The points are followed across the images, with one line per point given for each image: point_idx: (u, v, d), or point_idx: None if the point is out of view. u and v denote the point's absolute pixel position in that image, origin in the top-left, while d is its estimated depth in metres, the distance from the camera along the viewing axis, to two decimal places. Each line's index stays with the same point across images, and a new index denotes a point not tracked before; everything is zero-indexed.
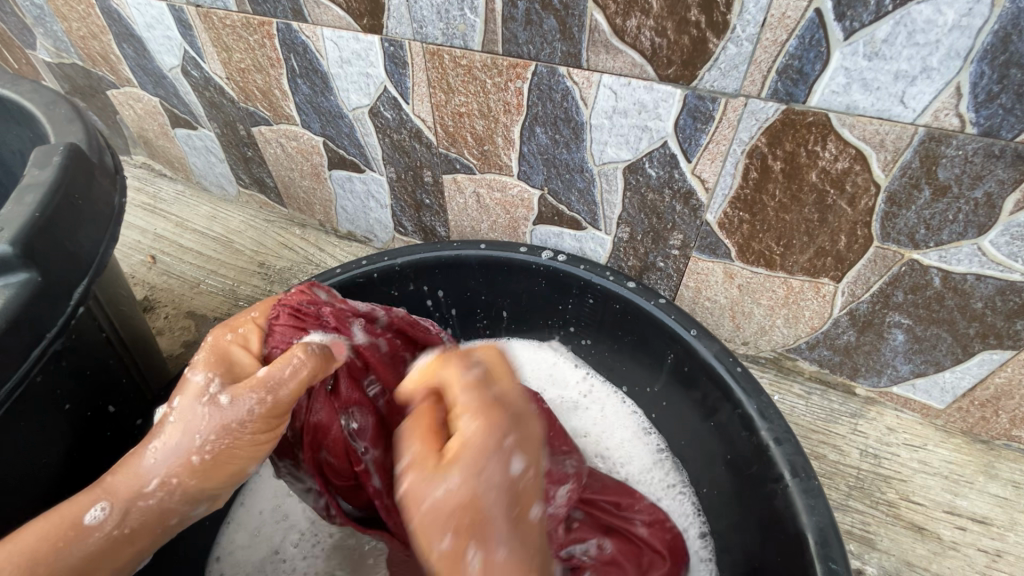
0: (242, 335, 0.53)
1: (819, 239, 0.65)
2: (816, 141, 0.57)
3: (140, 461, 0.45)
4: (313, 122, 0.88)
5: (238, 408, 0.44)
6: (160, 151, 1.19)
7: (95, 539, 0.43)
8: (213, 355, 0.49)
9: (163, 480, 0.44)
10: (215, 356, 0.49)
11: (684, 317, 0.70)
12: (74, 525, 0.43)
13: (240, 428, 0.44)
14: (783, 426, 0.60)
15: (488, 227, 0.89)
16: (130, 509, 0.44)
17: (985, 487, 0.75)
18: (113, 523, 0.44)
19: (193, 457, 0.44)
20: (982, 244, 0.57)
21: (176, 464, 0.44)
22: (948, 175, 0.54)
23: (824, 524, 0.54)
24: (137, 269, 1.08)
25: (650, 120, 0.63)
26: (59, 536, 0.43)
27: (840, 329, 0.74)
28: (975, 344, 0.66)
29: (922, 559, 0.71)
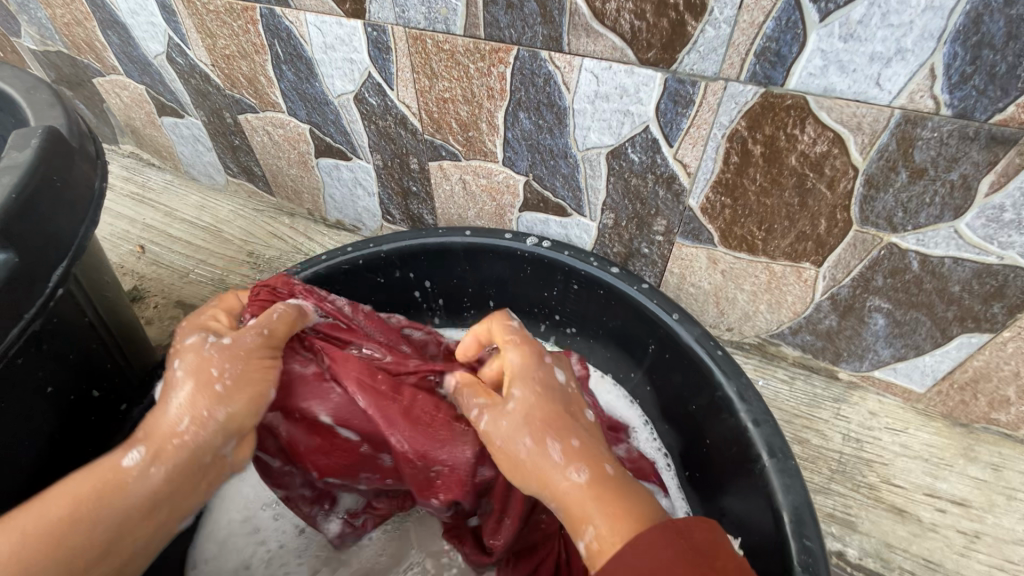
0: (212, 315, 0.56)
1: (799, 224, 0.65)
2: (795, 124, 0.57)
3: (166, 409, 0.48)
4: (299, 110, 0.88)
5: (241, 342, 0.52)
6: (148, 141, 1.18)
7: (134, 480, 0.44)
8: (192, 329, 0.53)
9: (196, 414, 0.47)
10: (193, 329, 0.53)
11: (666, 301, 0.70)
12: (112, 469, 0.44)
13: (250, 352, 0.52)
14: (761, 407, 0.61)
15: (475, 214, 0.89)
16: (165, 447, 0.46)
17: (964, 470, 0.76)
18: (151, 463, 0.45)
19: (217, 385, 0.48)
20: (959, 226, 0.58)
21: (201, 397, 0.47)
22: (924, 157, 0.55)
23: (800, 502, 0.55)
24: (125, 258, 1.08)
25: (632, 104, 0.63)
26: (97, 485, 0.43)
27: (822, 314, 0.75)
28: (954, 328, 0.67)
29: (902, 541, 0.72)
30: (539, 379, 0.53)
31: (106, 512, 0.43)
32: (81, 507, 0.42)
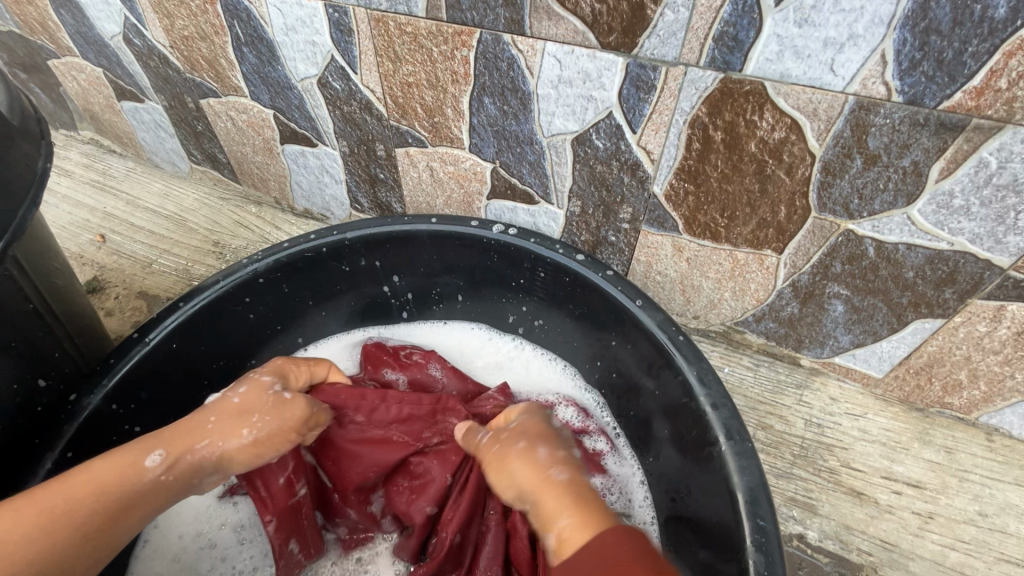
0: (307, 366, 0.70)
1: (760, 210, 0.66)
2: (753, 111, 0.58)
3: (200, 427, 0.59)
4: (262, 94, 0.86)
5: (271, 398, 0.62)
6: (108, 126, 1.14)
7: (147, 480, 0.55)
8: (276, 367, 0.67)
9: (215, 442, 0.59)
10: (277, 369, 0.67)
11: (631, 289, 0.70)
12: (136, 466, 0.55)
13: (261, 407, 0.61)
14: (721, 392, 0.62)
15: (443, 202, 0.88)
16: (180, 458, 0.57)
17: (919, 453, 0.78)
18: (163, 468, 0.56)
19: (245, 430, 0.59)
20: (911, 213, 0.59)
21: (230, 430, 0.59)
22: (877, 144, 0.55)
23: (754, 483, 0.56)
24: (84, 248, 1.04)
25: (595, 90, 0.63)
26: (119, 474, 0.54)
27: (784, 302, 0.76)
28: (908, 313, 0.69)
29: (860, 523, 0.74)
30: (538, 412, 0.63)
31: (115, 497, 0.53)
32: (102, 487, 0.53)
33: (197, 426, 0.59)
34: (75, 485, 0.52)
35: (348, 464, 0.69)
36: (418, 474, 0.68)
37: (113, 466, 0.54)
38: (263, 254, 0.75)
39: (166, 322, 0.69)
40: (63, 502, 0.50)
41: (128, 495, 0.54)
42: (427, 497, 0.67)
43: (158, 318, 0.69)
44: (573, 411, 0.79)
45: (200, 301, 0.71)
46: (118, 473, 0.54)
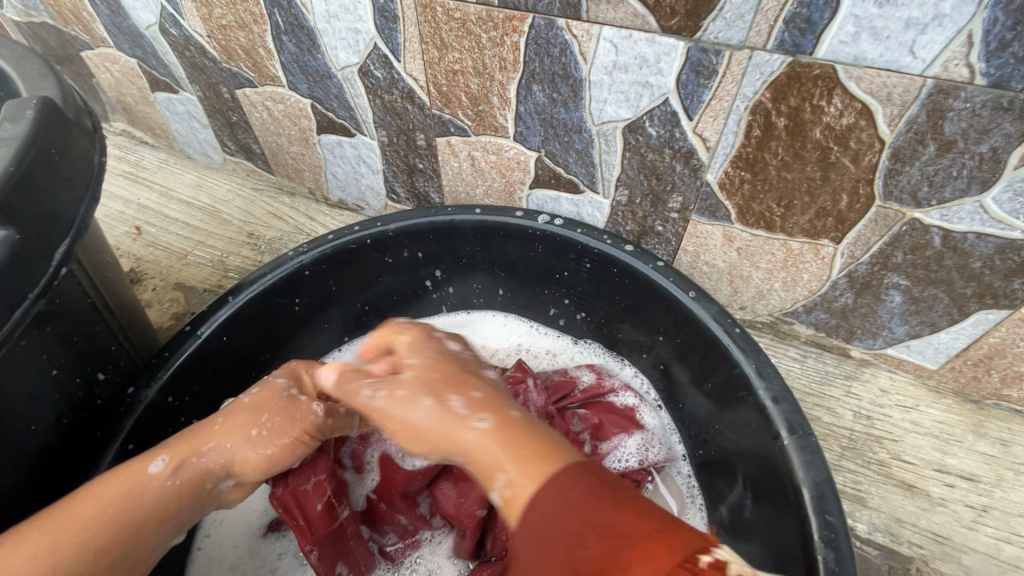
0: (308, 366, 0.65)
1: (821, 199, 0.64)
2: (822, 95, 0.55)
3: (205, 434, 0.58)
4: (300, 84, 0.85)
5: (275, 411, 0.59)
6: (140, 117, 1.14)
7: (153, 487, 0.53)
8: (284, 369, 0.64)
9: (221, 446, 0.57)
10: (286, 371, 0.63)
11: (682, 280, 0.69)
12: (140, 475, 0.53)
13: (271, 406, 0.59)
14: (781, 385, 0.61)
15: (483, 192, 0.87)
16: (185, 464, 0.55)
17: (974, 445, 0.77)
18: (167, 475, 0.54)
19: (253, 433, 0.58)
20: (985, 201, 0.57)
21: (237, 434, 0.57)
22: (954, 129, 0.53)
23: (821, 479, 0.55)
24: (121, 240, 1.05)
25: (652, 75, 0.61)
26: (123, 489, 0.52)
27: (837, 292, 0.74)
28: (972, 304, 0.67)
29: (911, 515, 0.73)
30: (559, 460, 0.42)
31: (125, 512, 0.52)
32: (109, 505, 0.51)
33: (204, 431, 0.58)
34: (81, 507, 0.50)
35: (390, 473, 0.69)
36: (462, 476, 0.69)
37: (118, 485, 0.52)
38: (307, 247, 0.75)
39: (216, 316, 0.69)
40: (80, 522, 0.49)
41: (138, 510, 0.52)
42: (475, 498, 0.67)
43: (208, 311, 0.69)
44: (591, 375, 0.79)
45: (247, 294, 0.71)
46: (126, 488, 0.52)
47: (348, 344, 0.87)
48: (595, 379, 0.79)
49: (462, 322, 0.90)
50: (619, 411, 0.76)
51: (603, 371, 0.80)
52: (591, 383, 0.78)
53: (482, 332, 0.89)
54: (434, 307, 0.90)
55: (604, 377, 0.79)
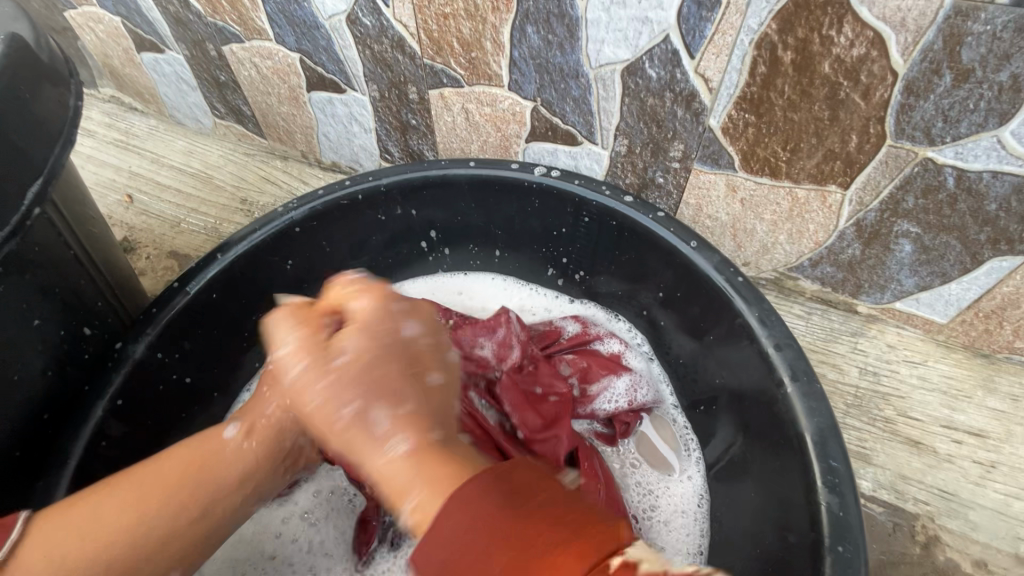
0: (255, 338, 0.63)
1: (828, 141, 0.61)
2: (832, 24, 0.52)
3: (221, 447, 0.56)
4: (287, 36, 0.82)
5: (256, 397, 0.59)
6: (128, 82, 1.12)
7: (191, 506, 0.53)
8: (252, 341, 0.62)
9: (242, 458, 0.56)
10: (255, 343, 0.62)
11: (684, 230, 0.67)
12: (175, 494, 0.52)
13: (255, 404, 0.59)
14: (784, 332, 0.59)
15: (479, 147, 0.84)
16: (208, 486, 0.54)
17: (983, 401, 0.75)
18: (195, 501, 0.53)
19: (249, 441, 0.57)
20: (1003, 135, 0.54)
21: (248, 443, 0.57)
22: (971, 56, 0.50)
23: (825, 425, 0.54)
24: (113, 208, 1.03)
25: (651, 10, 0.58)
26: (158, 505, 0.51)
27: (844, 244, 0.72)
28: (985, 251, 0.64)
29: (917, 472, 0.72)
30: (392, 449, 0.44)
31: (165, 526, 0.50)
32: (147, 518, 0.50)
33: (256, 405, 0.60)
34: (111, 525, 0.48)
35: None
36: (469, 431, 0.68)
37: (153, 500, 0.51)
38: (297, 203, 0.73)
39: (205, 273, 0.68)
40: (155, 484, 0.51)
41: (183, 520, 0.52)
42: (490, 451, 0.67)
43: (197, 268, 0.68)
44: (575, 324, 0.80)
45: (237, 251, 0.70)
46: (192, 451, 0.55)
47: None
48: (579, 328, 0.80)
49: (454, 284, 0.88)
50: (604, 357, 0.76)
51: (590, 321, 0.81)
52: (576, 332, 0.79)
53: (474, 291, 0.87)
54: (427, 269, 0.88)
55: (590, 326, 0.80)
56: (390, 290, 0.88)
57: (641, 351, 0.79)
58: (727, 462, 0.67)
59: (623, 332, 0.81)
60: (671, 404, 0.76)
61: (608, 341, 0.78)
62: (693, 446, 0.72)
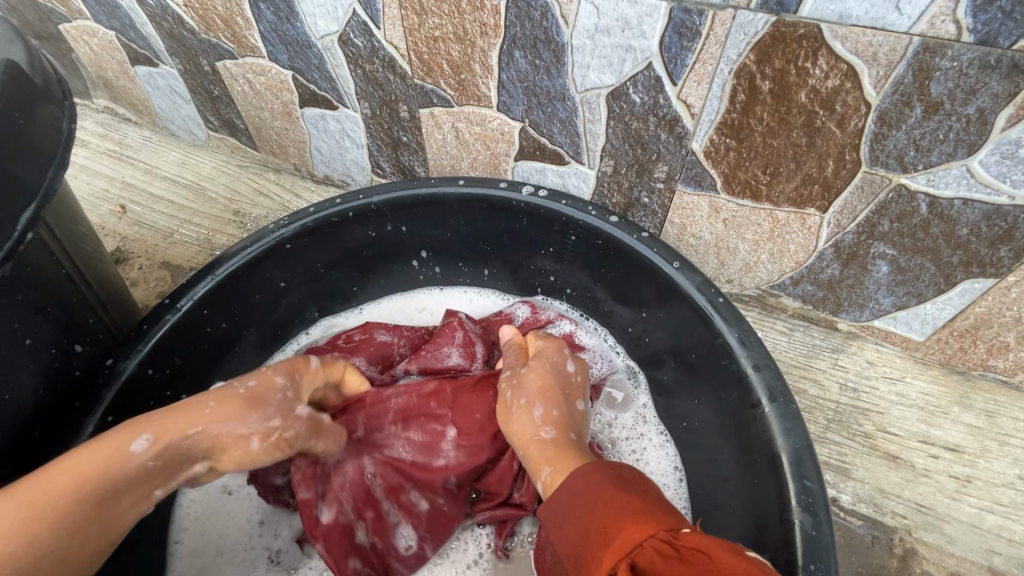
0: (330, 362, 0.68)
1: (806, 165, 0.63)
2: (806, 57, 0.54)
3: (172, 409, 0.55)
4: (280, 54, 0.84)
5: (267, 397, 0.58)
6: (122, 93, 1.12)
7: (135, 465, 0.52)
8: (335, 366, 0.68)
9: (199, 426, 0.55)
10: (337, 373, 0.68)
11: (667, 251, 0.68)
12: (122, 453, 0.52)
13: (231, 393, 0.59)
14: (763, 353, 0.61)
15: (468, 164, 0.85)
16: (169, 442, 0.54)
17: (959, 417, 0.77)
18: (150, 454, 0.53)
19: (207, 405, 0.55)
20: (971, 164, 0.56)
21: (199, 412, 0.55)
22: (940, 90, 0.52)
23: (800, 445, 0.56)
24: (106, 219, 1.04)
25: (634, 38, 0.59)
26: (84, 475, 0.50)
27: (824, 263, 0.74)
28: (958, 273, 0.66)
29: (894, 486, 0.74)
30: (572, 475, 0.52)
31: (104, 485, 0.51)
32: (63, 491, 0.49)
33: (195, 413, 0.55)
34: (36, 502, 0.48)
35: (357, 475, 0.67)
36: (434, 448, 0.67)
37: (94, 460, 0.51)
38: (288, 220, 0.74)
39: (197, 289, 0.69)
40: (45, 491, 0.48)
41: (113, 482, 0.51)
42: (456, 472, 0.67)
43: (189, 284, 0.68)
44: (525, 308, 0.82)
45: (229, 267, 0.71)
46: (100, 466, 0.51)
47: (315, 325, 0.86)
48: (529, 311, 0.82)
49: (430, 296, 0.89)
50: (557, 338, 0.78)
51: (538, 304, 0.84)
52: (526, 315, 0.82)
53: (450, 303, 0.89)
54: (406, 284, 0.89)
55: (539, 310, 0.82)
56: (366, 308, 0.89)
57: (588, 324, 0.84)
58: (706, 473, 0.69)
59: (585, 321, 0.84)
60: (621, 366, 0.81)
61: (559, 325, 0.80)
62: (644, 403, 0.78)
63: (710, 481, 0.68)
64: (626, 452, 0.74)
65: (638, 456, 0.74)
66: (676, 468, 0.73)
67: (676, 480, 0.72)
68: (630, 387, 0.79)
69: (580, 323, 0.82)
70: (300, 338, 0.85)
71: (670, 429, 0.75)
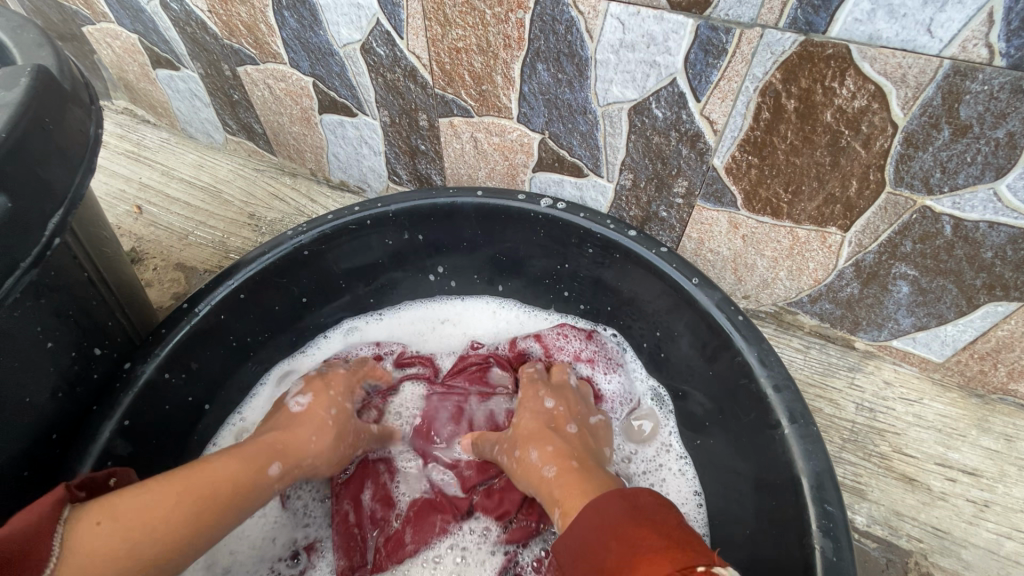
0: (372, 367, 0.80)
1: (829, 185, 0.63)
2: (834, 77, 0.54)
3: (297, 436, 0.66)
4: (302, 61, 0.84)
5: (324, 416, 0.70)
6: (141, 95, 1.13)
7: (266, 482, 0.60)
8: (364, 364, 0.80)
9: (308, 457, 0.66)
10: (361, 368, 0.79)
11: (685, 266, 0.68)
12: (258, 471, 0.59)
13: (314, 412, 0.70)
14: (783, 373, 0.60)
15: (486, 174, 0.85)
16: (292, 470, 0.63)
17: (977, 440, 0.76)
18: (279, 476, 0.62)
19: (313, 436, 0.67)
20: (999, 188, 0.55)
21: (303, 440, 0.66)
22: (969, 113, 0.52)
23: (821, 469, 0.55)
24: (122, 219, 1.04)
25: (659, 54, 0.59)
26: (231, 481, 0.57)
27: (843, 282, 0.73)
28: (981, 296, 0.65)
29: (911, 509, 0.73)
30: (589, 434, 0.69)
31: (242, 495, 0.57)
32: (216, 495, 0.55)
33: (301, 442, 0.66)
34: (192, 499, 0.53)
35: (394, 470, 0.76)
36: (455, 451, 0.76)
37: (233, 471, 0.57)
38: (307, 227, 0.74)
39: (214, 295, 0.69)
40: (200, 492, 0.54)
41: (250, 497, 0.58)
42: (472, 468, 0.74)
43: (206, 290, 0.69)
44: (538, 346, 0.82)
45: (246, 274, 0.71)
46: (240, 470, 0.58)
47: (334, 330, 0.86)
48: (543, 350, 0.82)
49: (448, 308, 0.90)
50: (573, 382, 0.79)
51: (553, 340, 0.82)
52: (539, 356, 0.82)
53: (468, 313, 0.89)
54: (424, 295, 0.89)
55: (552, 349, 0.82)
56: (387, 313, 0.89)
57: (613, 342, 0.83)
58: (722, 492, 0.68)
59: (609, 344, 0.82)
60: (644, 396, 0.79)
61: (579, 363, 0.81)
62: (670, 430, 0.76)
63: (727, 500, 0.68)
64: (645, 486, 0.73)
65: (658, 486, 0.73)
66: (696, 492, 0.72)
67: (697, 506, 0.71)
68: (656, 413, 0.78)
69: (600, 361, 0.80)
70: (320, 343, 0.85)
71: (690, 452, 0.74)
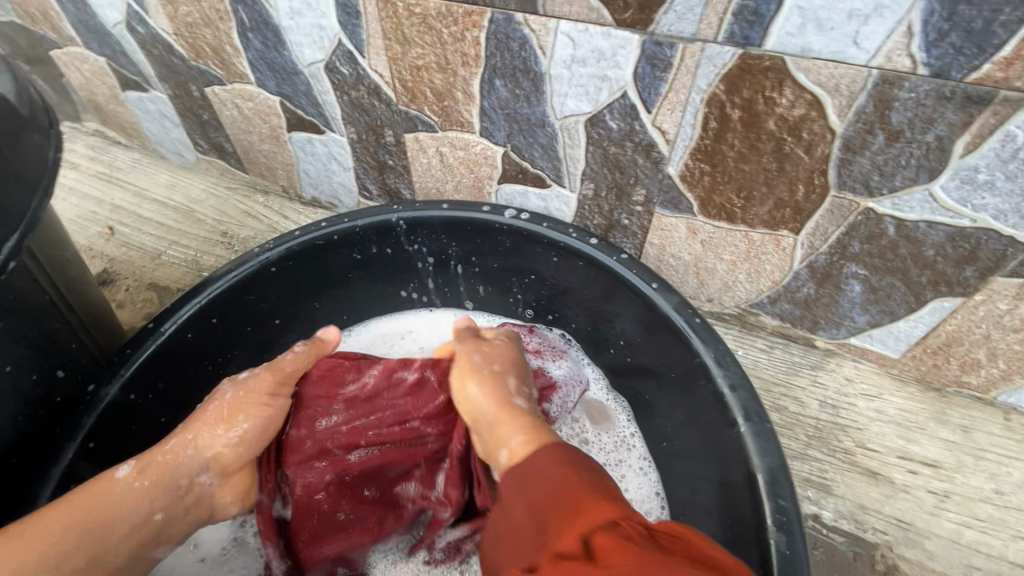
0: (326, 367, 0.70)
1: (778, 189, 0.65)
2: (773, 87, 0.56)
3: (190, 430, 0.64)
4: (267, 80, 0.85)
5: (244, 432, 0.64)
6: (112, 117, 1.14)
7: (125, 489, 0.58)
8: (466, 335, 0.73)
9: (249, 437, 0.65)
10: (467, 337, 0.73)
11: (646, 272, 0.70)
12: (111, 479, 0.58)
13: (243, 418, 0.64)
14: (739, 373, 0.62)
15: (453, 187, 0.87)
16: (152, 461, 0.61)
17: (935, 432, 0.78)
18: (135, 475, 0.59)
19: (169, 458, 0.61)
20: (933, 189, 0.58)
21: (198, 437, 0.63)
22: (900, 119, 0.54)
23: (774, 464, 0.57)
24: (94, 241, 1.04)
25: (609, 68, 0.61)
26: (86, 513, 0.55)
27: (800, 283, 0.75)
28: (928, 292, 0.68)
29: (875, 502, 0.75)
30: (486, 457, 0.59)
31: (103, 517, 0.56)
32: (78, 525, 0.54)
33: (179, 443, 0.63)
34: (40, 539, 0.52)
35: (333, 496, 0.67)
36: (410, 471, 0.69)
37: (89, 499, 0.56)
38: (274, 243, 0.75)
39: (180, 312, 0.69)
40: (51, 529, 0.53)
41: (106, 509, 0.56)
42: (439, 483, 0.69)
43: (173, 307, 0.69)
44: None
45: (212, 292, 0.71)
46: (103, 491, 0.57)
47: None
48: None
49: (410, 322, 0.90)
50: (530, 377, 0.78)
51: None
52: None
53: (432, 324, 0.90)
54: (394, 309, 0.90)
55: None
56: (355, 329, 0.90)
57: (559, 336, 0.85)
58: (687, 494, 0.69)
59: (550, 335, 0.84)
60: (595, 383, 0.82)
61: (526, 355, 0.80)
62: (631, 430, 0.78)
63: (692, 501, 0.68)
64: None
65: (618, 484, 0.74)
66: (657, 492, 0.73)
67: (658, 506, 0.72)
68: (614, 412, 0.80)
69: (547, 352, 0.81)
70: None
71: (652, 454, 0.75)
